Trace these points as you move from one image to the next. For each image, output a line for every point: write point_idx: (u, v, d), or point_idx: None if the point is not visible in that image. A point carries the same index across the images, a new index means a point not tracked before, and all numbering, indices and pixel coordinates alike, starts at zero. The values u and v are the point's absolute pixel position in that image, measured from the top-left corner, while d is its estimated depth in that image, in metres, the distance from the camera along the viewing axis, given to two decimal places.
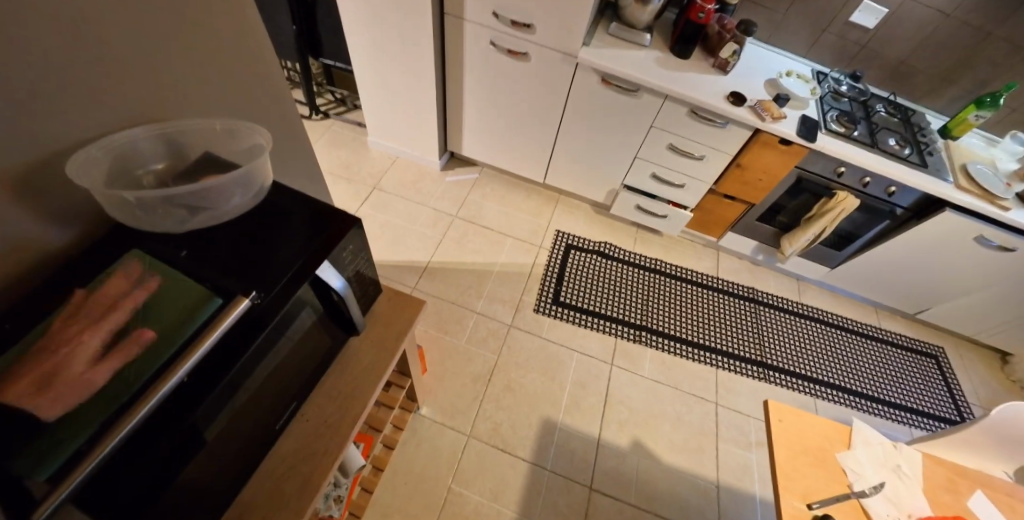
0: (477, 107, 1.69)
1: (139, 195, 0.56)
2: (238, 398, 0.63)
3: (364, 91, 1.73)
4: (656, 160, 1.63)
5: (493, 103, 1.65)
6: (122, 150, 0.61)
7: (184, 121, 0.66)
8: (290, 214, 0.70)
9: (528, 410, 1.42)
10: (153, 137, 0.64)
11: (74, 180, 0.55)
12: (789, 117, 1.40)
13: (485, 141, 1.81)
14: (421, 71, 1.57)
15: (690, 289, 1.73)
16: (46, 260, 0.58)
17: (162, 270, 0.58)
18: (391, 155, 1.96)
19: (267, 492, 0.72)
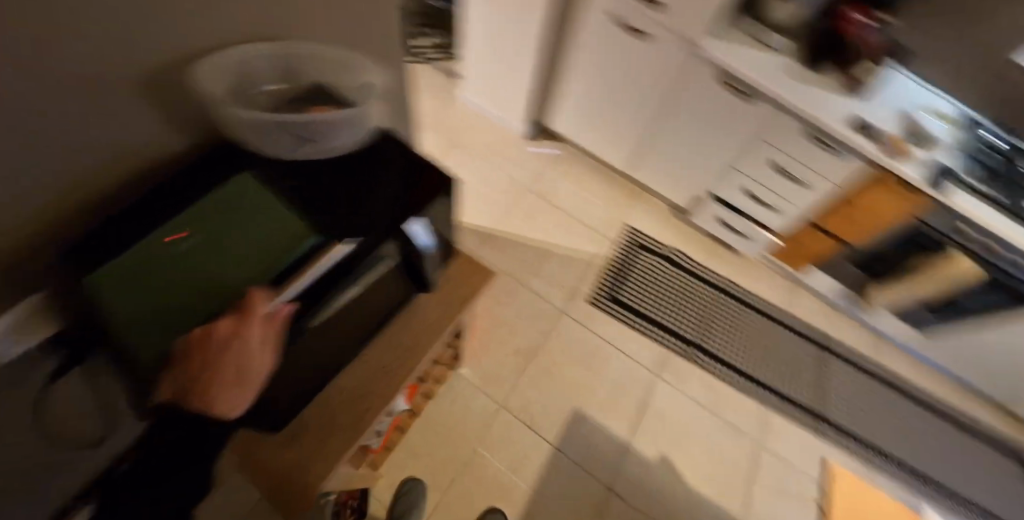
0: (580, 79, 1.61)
1: (260, 116, 0.56)
2: (321, 333, 0.63)
3: (469, 43, 1.70)
4: (754, 174, 1.50)
5: (597, 79, 1.57)
6: (243, 65, 0.61)
7: (308, 44, 0.66)
8: (390, 161, 0.68)
9: (563, 398, 1.40)
10: (273, 57, 0.64)
11: (202, 89, 0.55)
12: (919, 159, 1.22)
13: (577, 119, 1.75)
14: (529, 29, 1.49)
15: (756, 319, 1.63)
16: (153, 154, 0.58)
17: (262, 195, 0.57)
18: (477, 113, 1.91)
19: (322, 419, 0.75)
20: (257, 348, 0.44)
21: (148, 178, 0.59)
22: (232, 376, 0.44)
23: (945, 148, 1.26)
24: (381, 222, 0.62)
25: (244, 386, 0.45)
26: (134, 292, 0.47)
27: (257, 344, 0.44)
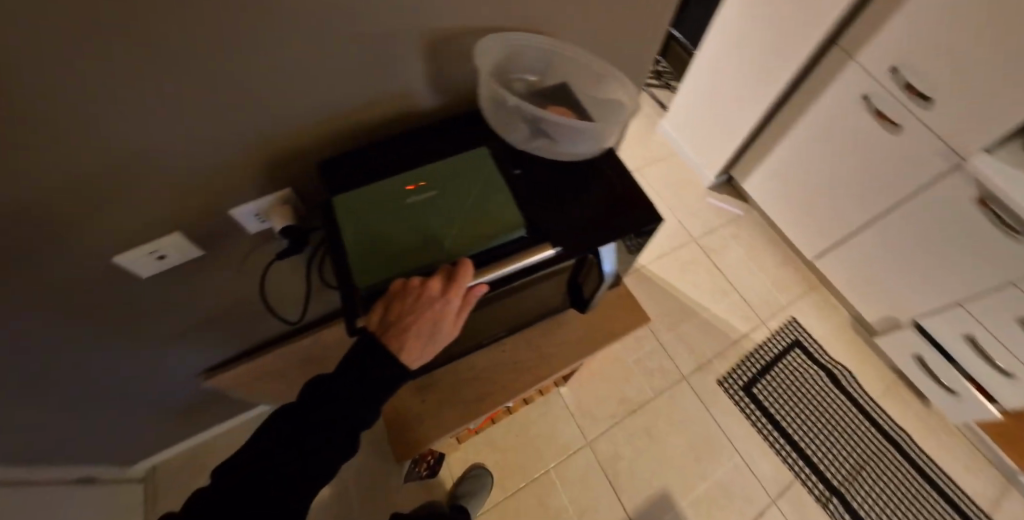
0: (795, 146, 1.44)
1: (518, 102, 0.61)
2: (485, 316, 0.65)
3: (688, 81, 1.66)
4: (991, 326, 1.16)
5: (818, 155, 1.39)
6: (515, 48, 0.72)
7: (566, 49, 0.74)
8: (607, 181, 0.67)
9: (655, 468, 1.29)
10: (541, 50, 0.73)
11: (477, 54, 0.66)
12: None
13: (778, 188, 1.57)
14: (770, 78, 1.38)
15: (931, 497, 1.30)
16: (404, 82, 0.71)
17: (492, 175, 0.59)
18: (670, 147, 1.84)
19: (447, 387, 0.78)
20: (453, 312, 0.48)
21: (380, 101, 0.70)
22: (425, 331, 0.47)
23: None
24: (576, 237, 0.60)
25: (428, 345, 0.48)
26: (363, 211, 0.54)
27: (453, 310, 0.48)
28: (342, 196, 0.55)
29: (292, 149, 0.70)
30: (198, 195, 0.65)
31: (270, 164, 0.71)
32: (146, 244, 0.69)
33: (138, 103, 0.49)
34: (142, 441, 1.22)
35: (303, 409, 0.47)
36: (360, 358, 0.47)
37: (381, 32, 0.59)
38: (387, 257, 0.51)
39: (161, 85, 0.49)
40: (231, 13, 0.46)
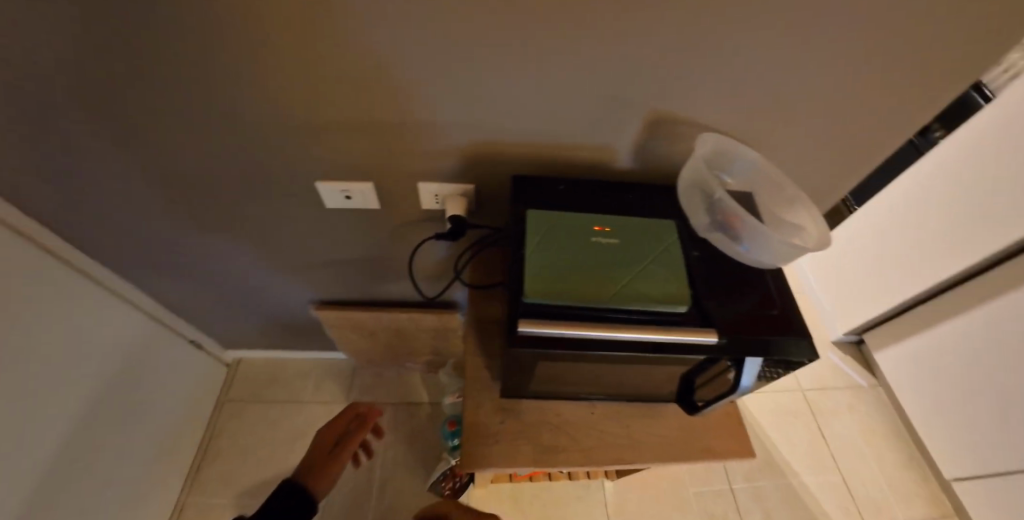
0: (947, 339, 1.22)
1: (725, 199, 0.63)
2: (605, 369, 0.66)
3: (842, 235, 1.49)
4: None
5: (976, 363, 1.15)
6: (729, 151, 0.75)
7: (768, 165, 0.75)
8: (774, 294, 0.64)
9: None
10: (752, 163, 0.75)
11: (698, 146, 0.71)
12: None
13: (918, 379, 1.34)
14: (944, 258, 1.20)
15: None
16: (606, 145, 0.77)
17: (674, 252, 0.61)
18: (799, 288, 1.71)
19: (531, 421, 0.78)
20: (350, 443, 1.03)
21: (590, 150, 0.78)
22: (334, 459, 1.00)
23: None
24: (729, 339, 0.58)
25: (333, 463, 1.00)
26: (550, 238, 0.60)
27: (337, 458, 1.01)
28: (539, 218, 0.62)
29: (496, 159, 0.80)
30: (416, 156, 0.80)
31: (475, 167, 0.82)
32: (345, 183, 0.86)
33: (432, 67, 0.64)
34: (252, 335, 1.41)
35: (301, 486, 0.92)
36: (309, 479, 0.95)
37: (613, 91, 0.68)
38: (557, 283, 0.56)
39: (454, 62, 0.63)
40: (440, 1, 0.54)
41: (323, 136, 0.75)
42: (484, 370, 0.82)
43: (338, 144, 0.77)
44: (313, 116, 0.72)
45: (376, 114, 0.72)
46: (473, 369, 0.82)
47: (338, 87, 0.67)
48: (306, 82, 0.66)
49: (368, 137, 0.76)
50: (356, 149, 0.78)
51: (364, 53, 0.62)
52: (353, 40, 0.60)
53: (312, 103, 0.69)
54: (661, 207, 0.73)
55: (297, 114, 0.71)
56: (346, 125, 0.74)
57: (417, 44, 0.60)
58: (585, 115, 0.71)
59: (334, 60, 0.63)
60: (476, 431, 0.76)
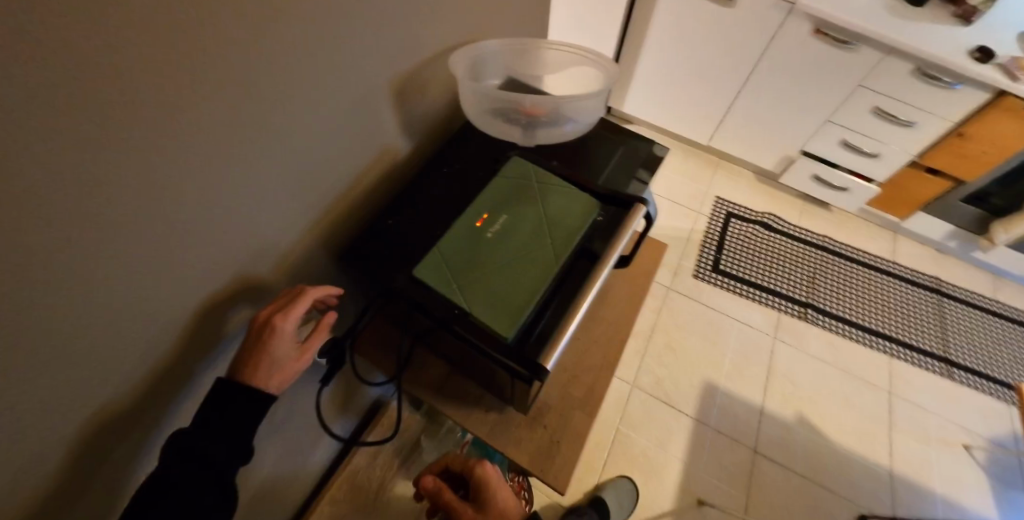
0: (651, 54, 1.60)
1: (537, 101, 0.62)
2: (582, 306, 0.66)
3: None
4: (853, 125, 1.43)
5: (676, 51, 1.55)
6: (473, 56, 0.69)
7: (507, 40, 0.71)
8: (610, 138, 0.70)
9: (691, 372, 1.50)
10: (494, 48, 0.71)
11: (457, 75, 0.64)
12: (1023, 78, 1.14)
13: (653, 98, 1.75)
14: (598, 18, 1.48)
15: (860, 271, 1.69)
16: (386, 147, 0.68)
17: (542, 180, 0.60)
18: None
19: (560, 396, 0.76)
20: (287, 335, 0.55)
21: (371, 166, 0.67)
22: (268, 353, 0.54)
23: None
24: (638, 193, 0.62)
25: (283, 364, 0.55)
26: (463, 274, 0.52)
27: (287, 340, 0.55)
28: (432, 269, 0.52)
29: (308, 255, 0.64)
30: (228, 342, 0.58)
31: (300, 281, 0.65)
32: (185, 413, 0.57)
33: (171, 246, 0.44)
34: None
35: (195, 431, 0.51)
36: (215, 406, 0.52)
37: (355, 95, 0.57)
38: (516, 302, 0.50)
39: (190, 217, 0.44)
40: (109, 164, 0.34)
41: (107, 442, 0.49)
42: (491, 413, 0.75)
43: (132, 430, 0.51)
44: (79, 445, 0.45)
45: (152, 353, 0.48)
46: (481, 426, 0.74)
47: (81, 383, 0.42)
48: (34, 423, 0.40)
49: (159, 387, 0.51)
50: (158, 409, 0.53)
51: (81, 317, 0.39)
52: (54, 317, 0.37)
53: (61, 433, 0.43)
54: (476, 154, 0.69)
55: (56, 462, 0.44)
56: (126, 403, 0.48)
57: (134, 240, 0.40)
58: (341, 139, 0.59)
59: (51, 363, 0.38)
60: (540, 458, 0.71)
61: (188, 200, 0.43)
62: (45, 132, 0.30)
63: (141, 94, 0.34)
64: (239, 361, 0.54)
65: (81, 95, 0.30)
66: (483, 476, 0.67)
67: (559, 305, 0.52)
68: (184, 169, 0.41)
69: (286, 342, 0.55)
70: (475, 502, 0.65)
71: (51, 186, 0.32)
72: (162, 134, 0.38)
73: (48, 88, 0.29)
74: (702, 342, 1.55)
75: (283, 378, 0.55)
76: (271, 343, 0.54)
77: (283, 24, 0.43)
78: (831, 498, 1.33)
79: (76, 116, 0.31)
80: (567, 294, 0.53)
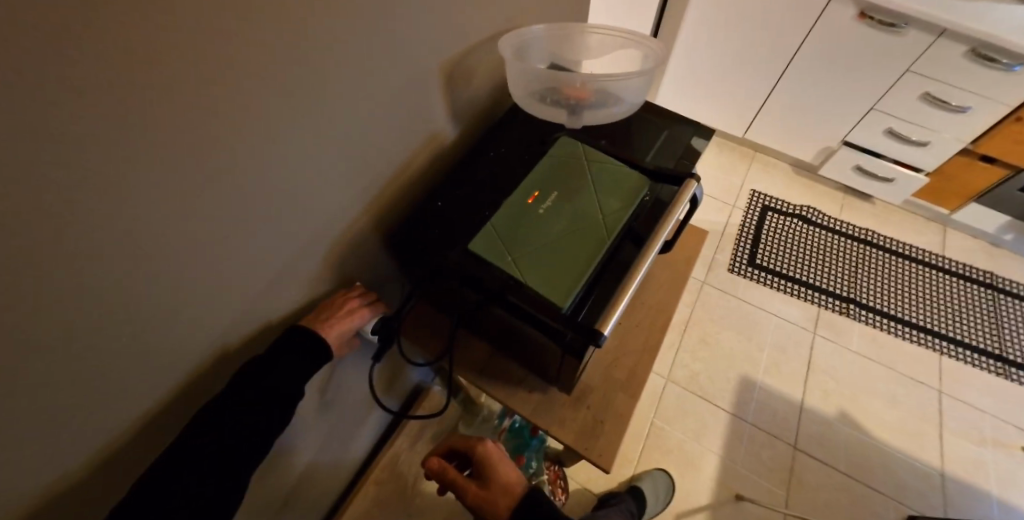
0: (684, 46, 1.59)
1: (585, 81, 0.63)
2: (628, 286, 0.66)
3: None
4: (899, 112, 1.38)
5: (711, 42, 1.53)
6: (520, 42, 0.70)
7: (551, 26, 0.72)
8: (654, 120, 0.71)
9: (727, 366, 1.47)
10: (540, 35, 0.73)
11: (505, 58, 0.66)
12: None
13: (686, 90, 1.73)
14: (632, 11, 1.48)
15: (906, 265, 1.62)
16: (433, 134, 0.70)
17: (590, 158, 0.61)
18: None
19: (602, 377, 0.77)
20: (364, 318, 0.65)
21: (417, 152, 0.69)
22: (344, 325, 0.62)
23: None
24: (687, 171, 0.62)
25: (346, 340, 0.64)
26: (515, 245, 0.54)
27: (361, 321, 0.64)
28: (484, 242, 0.54)
29: (362, 238, 0.67)
30: (283, 317, 0.61)
31: (353, 262, 0.68)
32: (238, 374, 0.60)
33: (230, 220, 0.46)
34: None
35: (254, 382, 0.54)
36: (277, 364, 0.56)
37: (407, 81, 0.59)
38: (568, 271, 0.51)
39: (246, 192, 0.47)
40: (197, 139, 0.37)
41: (177, 408, 0.52)
42: (534, 393, 0.76)
43: (199, 399, 0.54)
44: (159, 403, 0.49)
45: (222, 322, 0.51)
46: (525, 406, 0.75)
47: (150, 347, 0.45)
48: (109, 381, 0.43)
49: (228, 355, 0.55)
50: (221, 379, 0.56)
51: (149, 282, 0.42)
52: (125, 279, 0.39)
53: (135, 394, 0.46)
54: (518, 139, 0.70)
55: (131, 421, 0.47)
56: (193, 370, 0.51)
57: (197, 211, 0.43)
58: (389, 124, 0.61)
59: (130, 324, 0.42)
60: (584, 437, 0.72)
61: (245, 175, 0.46)
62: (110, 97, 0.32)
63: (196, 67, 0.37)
64: (317, 319, 0.62)
65: (141, 64, 0.33)
66: (486, 454, 0.68)
67: (610, 274, 0.53)
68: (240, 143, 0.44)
69: (359, 323, 0.64)
70: (478, 476, 0.66)
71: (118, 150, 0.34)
72: (218, 109, 0.40)
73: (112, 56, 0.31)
74: (739, 338, 1.52)
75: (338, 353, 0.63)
76: (348, 320, 0.63)
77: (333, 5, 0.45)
78: (877, 497, 1.28)
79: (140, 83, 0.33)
80: (618, 267, 0.53)
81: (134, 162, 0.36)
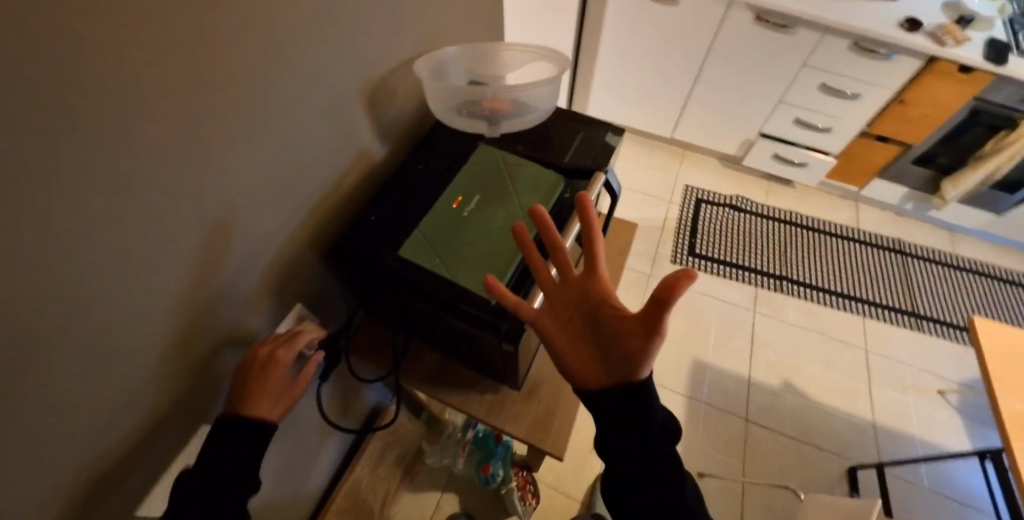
0: (610, 56, 1.69)
1: (495, 92, 0.68)
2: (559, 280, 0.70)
3: None
4: (803, 103, 1.53)
5: (633, 51, 1.63)
6: (438, 63, 0.75)
7: (466, 49, 0.78)
8: (570, 124, 0.77)
9: (680, 352, 1.55)
10: (457, 55, 0.77)
11: (421, 77, 0.70)
12: (973, 41, 1.23)
13: (616, 97, 1.84)
14: None
15: (827, 240, 1.77)
16: (365, 154, 0.73)
17: (509, 162, 0.66)
18: None
19: (550, 370, 0.80)
20: (285, 360, 0.59)
21: (349, 171, 0.71)
22: (266, 375, 0.57)
23: (993, 22, 1.24)
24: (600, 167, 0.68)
25: (278, 389, 0.58)
26: (445, 248, 0.57)
27: (283, 365, 0.59)
28: (414, 250, 0.57)
29: (301, 259, 0.68)
30: (229, 345, 0.61)
31: (293, 285, 0.69)
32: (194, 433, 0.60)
33: (182, 251, 0.47)
34: None
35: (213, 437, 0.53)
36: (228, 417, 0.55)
37: (332, 106, 0.62)
38: (498, 268, 0.56)
39: (198, 224, 0.48)
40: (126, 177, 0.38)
41: (122, 449, 0.50)
42: (485, 395, 0.78)
43: (144, 437, 0.53)
44: (100, 448, 0.48)
45: (161, 358, 0.51)
46: (479, 407, 0.77)
47: (102, 385, 0.44)
48: (61, 423, 0.42)
49: (169, 391, 0.54)
50: (170, 413, 0.55)
51: (102, 318, 0.41)
52: (82, 317, 0.39)
53: (84, 435, 0.45)
54: (447, 152, 0.74)
55: (72, 469, 0.46)
56: (138, 406, 0.50)
57: (152, 245, 0.43)
58: (322, 146, 0.63)
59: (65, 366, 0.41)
60: (536, 430, 0.75)
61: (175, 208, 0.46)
62: (73, 139, 0.33)
63: (153, 105, 0.38)
64: (241, 383, 0.57)
65: None
66: None
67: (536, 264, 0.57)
68: (194, 177, 0.45)
69: (283, 366, 0.59)
70: None
71: (77, 187, 0.35)
72: (173, 144, 0.41)
73: (77, 96, 0.32)
74: (686, 325, 1.60)
75: (277, 404, 0.58)
76: (270, 368, 0.58)
77: (271, 39, 0.48)
78: (824, 456, 1.37)
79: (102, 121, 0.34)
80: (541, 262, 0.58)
81: (92, 200, 0.36)
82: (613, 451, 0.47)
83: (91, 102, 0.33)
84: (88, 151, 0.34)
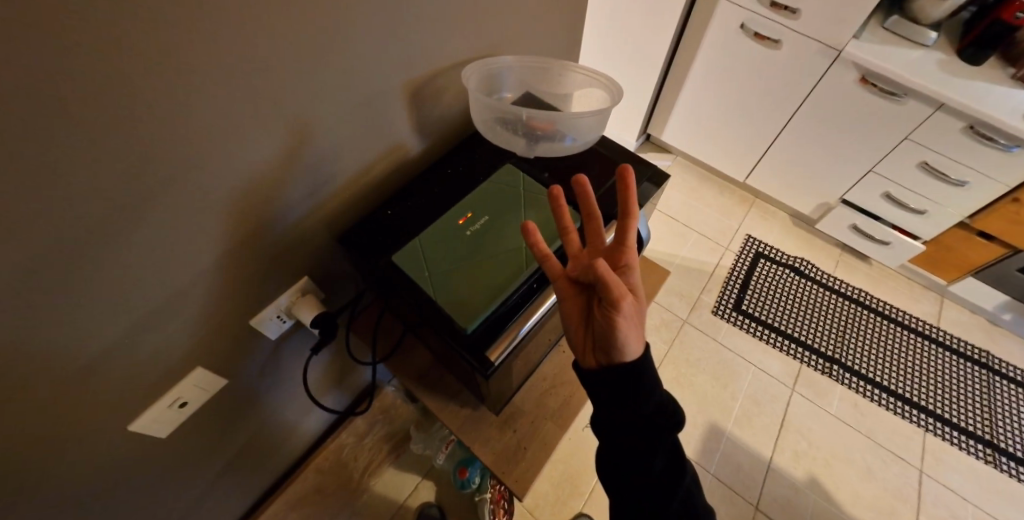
0: (696, 87, 1.60)
1: (531, 114, 0.65)
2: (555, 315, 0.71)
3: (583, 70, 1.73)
4: (897, 178, 1.37)
5: (721, 87, 1.54)
6: (492, 72, 0.74)
7: (521, 58, 0.75)
8: (609, 159, 0.74)
9: (697, 410, 1.45)
10: (513, 66, 0.76)
11: (467, 84, 0.69)
12: None
13: (694, 130, 1.74)
14: (650, 46, 1.50)
15: (898, 332, 1.58)
16: (399, 148, 0.73)
17: (524, 191, 0.68)
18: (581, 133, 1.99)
19: (534, 400, 0.78)
20: None
21: (380, 160, 0.72)
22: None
23: None
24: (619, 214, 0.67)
25: None
26: (436, 264, 0.60)
27: None
28: (407, 260, 0.61)
29: (315, 237, 0.70)
30: (230, 305, 0.64)
31: (303, 259, 0.71)
32: (168, 394, 0.64)
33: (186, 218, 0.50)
34: None
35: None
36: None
37: (371, 98, 0.62)
38: (480, 296, 0.58)
39: (204, 190, 0.50)
40: (130, 143, 0.41)
41: (107, 383, 0.54)
42: (464, 410, 0.77)
43: (131, 376, 0.57)
44: (86, 378, 0.52)
45: (159, 308, 0.54)
46: (453, 420, 0.77)
47: (91, 322, 0.48)
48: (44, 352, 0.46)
49: (164, 338, 0.58)
50: (164, 356, 0.59)
51: (91, 264, 0.45)
52: (72, 257, 0.43)
53: (68, 366, 0.49)
54: (478, 162, 0.73)
55: (54, 394, 0.50)
56: (130, 349, 0.54)
57: (156, 203, 0.46)
58: (353, 135, 0.65)
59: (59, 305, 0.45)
60: (504, 459, 0.73)
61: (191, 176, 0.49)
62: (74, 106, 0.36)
63: (162, 81, 0.40)
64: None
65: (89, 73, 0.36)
66: None
67: (519, 299, 0.58)
68: (205, 147, 0.47)
69: None
70: None
71: (76, 145, 0.38)
72: (185, 118, 0.44)
73: (81, 64, 0.35)
74: (712, 383, 1.50)
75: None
76: None
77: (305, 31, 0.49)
78: None
79: (108, 88, 0.37)
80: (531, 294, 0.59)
81: (94, 158, 0.39)
82: (616, 429, 0.56)
83: (97, 71, 0.36)
84: (86, 112, 0.37)
